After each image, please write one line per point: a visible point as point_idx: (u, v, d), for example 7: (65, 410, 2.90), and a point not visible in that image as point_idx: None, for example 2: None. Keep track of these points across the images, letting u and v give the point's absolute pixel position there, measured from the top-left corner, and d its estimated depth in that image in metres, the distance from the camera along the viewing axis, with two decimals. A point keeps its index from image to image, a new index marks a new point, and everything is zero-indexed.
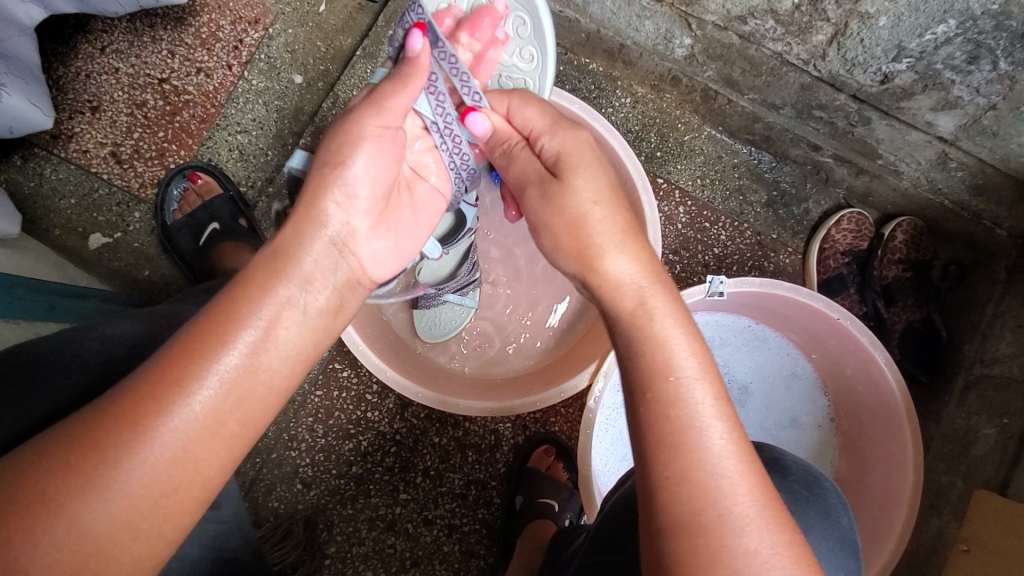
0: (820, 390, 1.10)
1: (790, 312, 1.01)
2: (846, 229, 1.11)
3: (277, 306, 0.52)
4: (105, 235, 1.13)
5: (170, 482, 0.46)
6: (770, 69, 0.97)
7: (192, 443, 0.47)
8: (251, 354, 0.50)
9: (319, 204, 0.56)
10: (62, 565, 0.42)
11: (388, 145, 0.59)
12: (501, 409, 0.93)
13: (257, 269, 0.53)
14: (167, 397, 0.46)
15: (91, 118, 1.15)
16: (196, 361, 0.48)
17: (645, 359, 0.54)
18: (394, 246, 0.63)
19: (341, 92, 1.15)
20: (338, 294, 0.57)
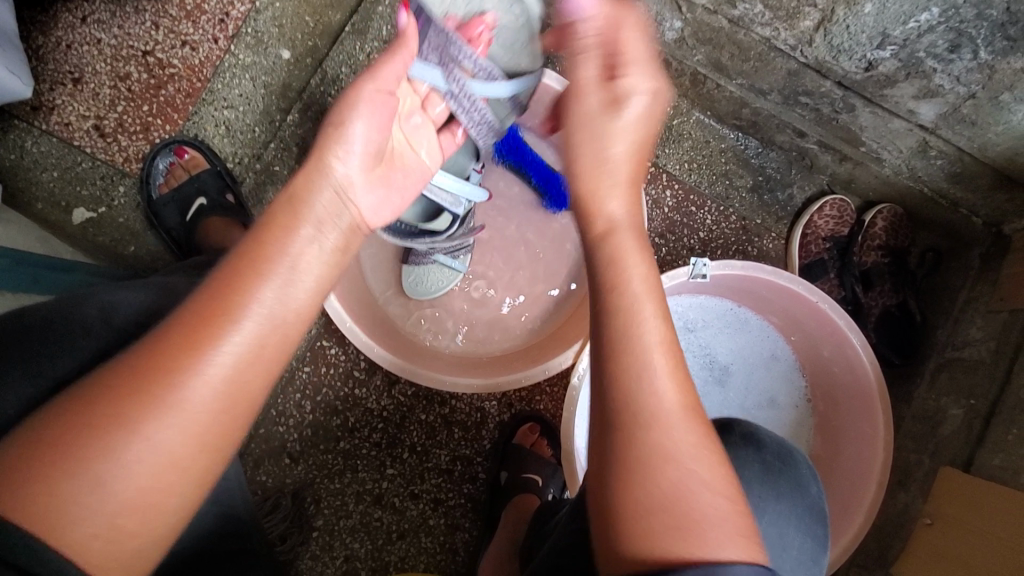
0: (798, 371, 1.11)
1: (771, 295, 1.03)
2: (828, 215, 1.13)
3: (297, 249, 0.56)
4: (89, 210, 1.11)
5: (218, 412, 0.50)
6: (759, 54, 0.97)
7: (242, 366, 0.51)
8: (279, 284, 0.54)
9: (323, 158, 0.60)
10: (143, 475, 0.46)
11: (381, 107, 0.63)
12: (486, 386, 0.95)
13: (274, 216, 0.57)
14: (216, 326, 0.50)
15: (73, 90, 1.13)
16: (234, 292, 0.52)
17: (606, 294, 0.57)
18: (388, 194, 0.66)
19: (330, 69, 1.14)
20: (343, 238, 0.60)
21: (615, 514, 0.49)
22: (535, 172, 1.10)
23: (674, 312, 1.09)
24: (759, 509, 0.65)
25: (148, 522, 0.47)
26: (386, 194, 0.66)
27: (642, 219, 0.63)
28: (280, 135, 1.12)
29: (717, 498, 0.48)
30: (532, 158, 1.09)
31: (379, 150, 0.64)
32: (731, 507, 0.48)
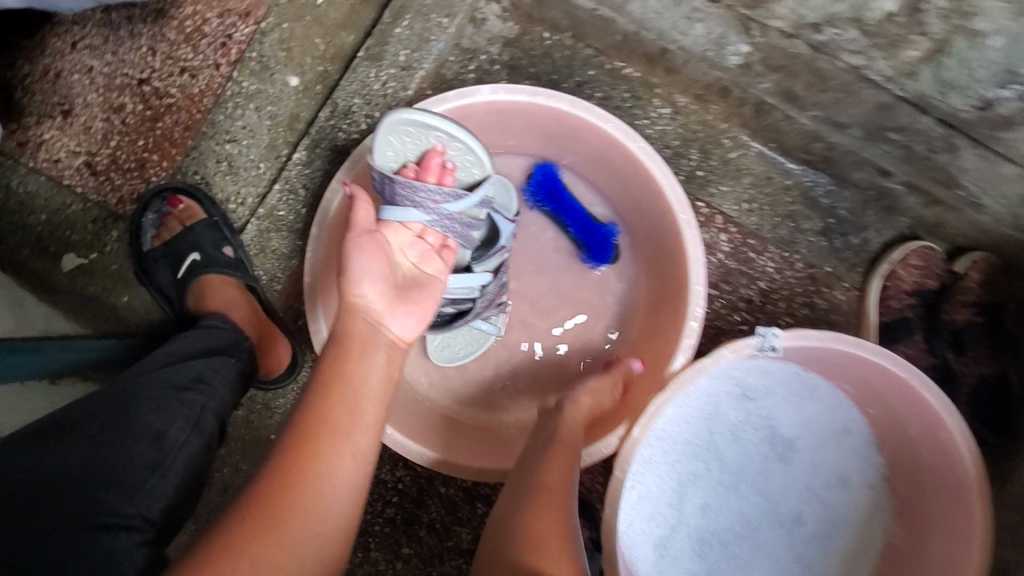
0: (875, 447, 0.92)
1: (848, 365, 0.86)
2: (912, 265, 0.98)
3: (367, 370, 0.68)
4: (80, 257, 1.00)
5: (330, 516, 0.57)
6: (842, 84, 0.83)
7: (351, 455, 0.61)
8: (358, 383, 0.66)
9: (349, 295, 0.72)
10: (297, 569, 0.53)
11: (372, 247, 0.74)
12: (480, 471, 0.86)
13: (328, 353, 0.68)
14: (319, 429, 0.60)
15: (62, 124, 1.03)
16: (325, 402, 0.62)
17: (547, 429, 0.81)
18: (417, 314, 0.76)
19: (340, 99, 1.00)
20: (387, 351, 0.71)
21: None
22: (574, 220, 0.97)
23: (730, 377, 0.92)
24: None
25: None
26: (414, 310, 0.75)
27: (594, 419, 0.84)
28: (284, 175, 0.99)
29: None
30: (570, 204, 0.96)
31: (391, 279, 0.75)
32: None
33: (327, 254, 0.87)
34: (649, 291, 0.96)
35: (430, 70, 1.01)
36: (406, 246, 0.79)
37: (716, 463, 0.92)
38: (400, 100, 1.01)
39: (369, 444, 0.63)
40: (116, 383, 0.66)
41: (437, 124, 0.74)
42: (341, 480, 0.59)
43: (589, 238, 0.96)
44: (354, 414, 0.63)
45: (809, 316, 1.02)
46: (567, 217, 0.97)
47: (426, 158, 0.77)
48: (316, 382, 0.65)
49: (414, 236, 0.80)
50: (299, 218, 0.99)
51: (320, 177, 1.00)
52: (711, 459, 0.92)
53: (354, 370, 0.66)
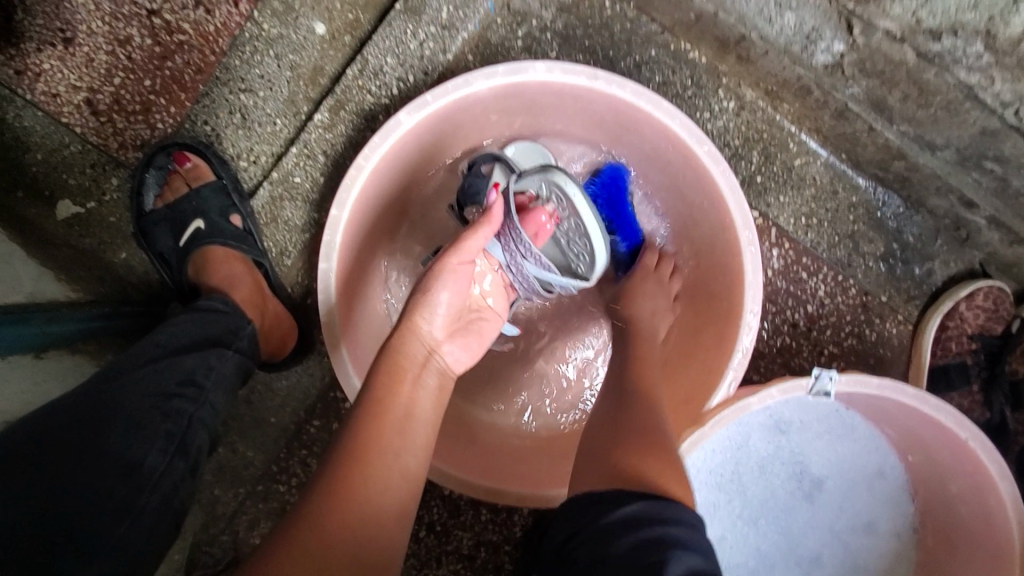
0: (906, 494, 0.90)
1: (897, 412, 0.82)
2: (978, 306, 0.89)
3: (424, 392, 0.63)
4: (76, 205, 0.93)
5: (373, 549, 0.54)
6: (947, 102, 0.73)
7: (394, 481, 0.57)
8: (407, 406, 0.61)
9: (415, 322, 0.65)
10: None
11: (461, 278, 0.69)
12: (504, 497, 0.78)
13: (379, 369, 0.62)
14: (366, 451, 0.56)
15: (62, 53, 0.93)
16: (375, 423, 0.58)
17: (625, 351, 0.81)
18: (473, 346, 0.71)
19: (371, 55, 0.89)
20: (439, 378, 0.66)
21: None
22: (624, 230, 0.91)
23: (767, 409, 0.87)
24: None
25: None
26: (464, 347, 0.70)
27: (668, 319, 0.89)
28: (303, 137, 0.89)
29: None
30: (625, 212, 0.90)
31: (458, 312, 0.70)
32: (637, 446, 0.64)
33: (351, 240, 0.79)
34: (691, 307, 0.89)
35: (473, 32, 0.89)
36: (485, 276, 0.75)
37: (738, 494, 0.91)
38: (436, 63, 0.90)
39: (417, 466, 0.60)
40: (92, 389, 0.61)
41: (591, 236, 0.74)
42: (388, 510, 0.56)
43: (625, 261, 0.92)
44: (403, 438, 0.59)
45: (855, 347, 0.94)
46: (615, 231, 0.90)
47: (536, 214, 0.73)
48: (367, 399, 0.60)
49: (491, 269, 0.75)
50: (316, 188, 0.90)
51: (343, 144, 0.90)
52: (734, 490, 0.91)
53: (408, 394, 0.62)
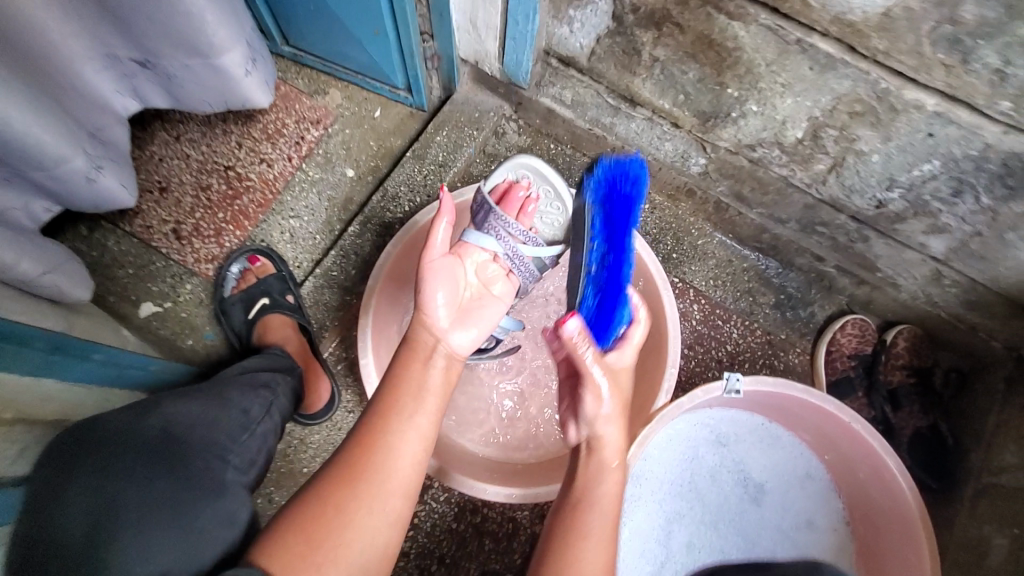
0: (834, 493, 1.09)
1: (802, 412, 1.04)
2: (850, 333, 1.18)
3: (434, 372, 0.82)
4: (156, 304, 1.20)
5: (397, 478, 0.70)
6: (777, 189, 1.09)
7: (411, 437, 0.74)
8: (420, 382, 0.80)
9: (417, 319, 0.87)
10: (367, 513, 0.66)
11: (442, 273, 0.90)
12: (475, 488, 0.96)
13: (401, 356, 0.84)
14: (387, 419, 0.74)
15: (158, 198, 1.27)
16: (395, 395, 0.77)
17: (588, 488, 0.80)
18: (473, 332, 0.90)
19: (389, 186, 1.25)
20: (446, 361, 0.85)
21: None
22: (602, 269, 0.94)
23: (706, 424, 1.10)
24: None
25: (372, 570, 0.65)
26: (467, 327, 0.90)
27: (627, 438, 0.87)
28: (340, 244, 1.22)
29: None
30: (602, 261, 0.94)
31: (456, 301, 0.91)
32: None
33: (379, 311, 1.09)
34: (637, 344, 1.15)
35: (461, 168, 1.28)
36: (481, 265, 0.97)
37: (698, 502, 1.09)
38: (435, 189, 1.27)
39: (430, 425, 0.77)
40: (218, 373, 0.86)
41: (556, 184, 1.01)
42: (404, 458, 0.72)
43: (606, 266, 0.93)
44: (416, 402, 0.77)
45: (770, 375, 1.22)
46: (599, 233, 0.93)
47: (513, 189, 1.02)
48: (388, 384, 0.79)
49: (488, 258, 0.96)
50: (348, 279, 1.20)
51: (368, 247, 1.22)
52: (693, 498, 1.10)
53: (420, 370, 0.82)
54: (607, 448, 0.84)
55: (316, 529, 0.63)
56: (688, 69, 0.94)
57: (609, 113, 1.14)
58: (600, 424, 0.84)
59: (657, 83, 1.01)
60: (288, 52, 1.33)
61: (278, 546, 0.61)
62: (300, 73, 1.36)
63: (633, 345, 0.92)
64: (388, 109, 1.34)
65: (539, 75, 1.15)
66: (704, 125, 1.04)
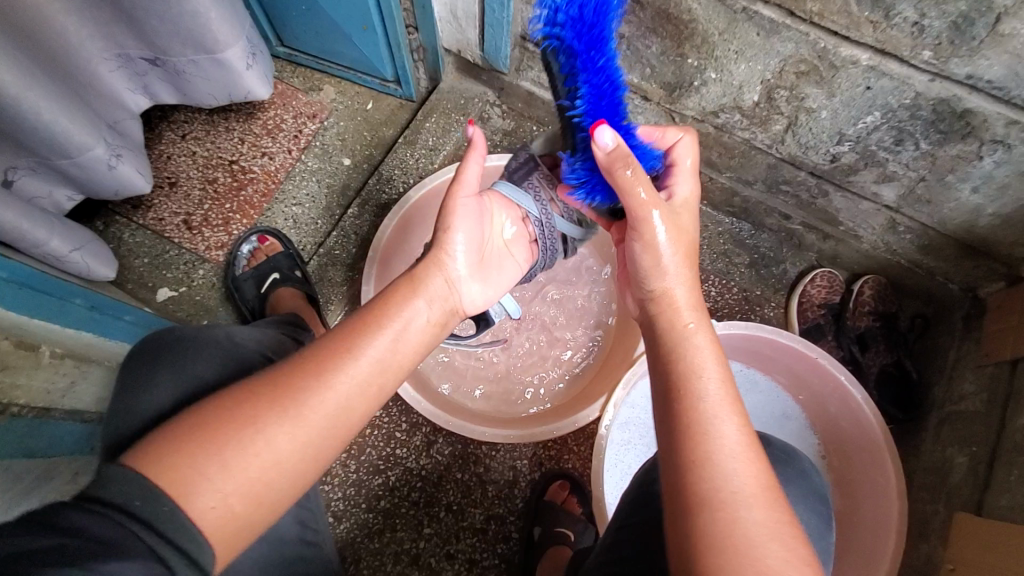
0: (810, 429, 1.18)
1: (775, 354, 1.13)
2: (819, 285, 1.27)
3: (410, 315, 0.70)
4: (172, 290, 1.29)
5: (324, 423, 0.59)
6: (741, 152, 1.18)
7: (358, 382, 0.62)
8: (398, 325, 0.68)
9: (440, 254, 0.81)
10: (265, 457, 0.55)
11: (468, 212, 0.86)
12: (476, 432, 1.04)
13: (397, 289, 0.74)
14: (343, 354, 0.63)
15: (168, 192, 1.36)
16: (362, 334, 0.65)
17: (680, 364, 0.64)
18: (492, 291, 0.90)
19: (384, 171, 1.35)
20: (443, 314, 0.76)
21: (690, 548, 0.53)
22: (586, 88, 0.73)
23: None
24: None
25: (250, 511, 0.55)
26: (485, 283, 0.88)
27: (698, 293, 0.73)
28: (341, 226, 1.31)
29: (758, 518, 0.53)
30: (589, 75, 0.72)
31: (477, 246, 0.87)
32: (778, 547, 0.52)
33: (382, 286, 1.19)
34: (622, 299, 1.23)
35: (450, 151, 1.37)
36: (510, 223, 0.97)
37: None
38: (427, 171, 1.36)
39: (385, 373, 0.65)
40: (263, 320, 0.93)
41: None
42: (336, 404, 0.60)
43: (595, 109, 0.76)
44: (377, 344, 0.65)
45: None
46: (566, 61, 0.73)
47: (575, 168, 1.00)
48: (362, 318, 0.68)
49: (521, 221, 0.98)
50: (349, 257, 1.30)
51: (367, 227, 1.31)
52: None
53: (405, 306, 0.71)
54: (679, 310, 0.70)
55: (218, 446, 0.54)
56: (651, 44, 1.04)
57: None
58: (660, 278, 0.72)
59: (624, 60, 1.10)
60: (284, 52, 1.42)
61: (172, 450, 0.53)
62: (294, 72, 1.46)
63: (687, 174, 0.78)
64: (379, 101, 1.43)
65: (518, 60, 1.24)
66: (670, 96, 1.13)
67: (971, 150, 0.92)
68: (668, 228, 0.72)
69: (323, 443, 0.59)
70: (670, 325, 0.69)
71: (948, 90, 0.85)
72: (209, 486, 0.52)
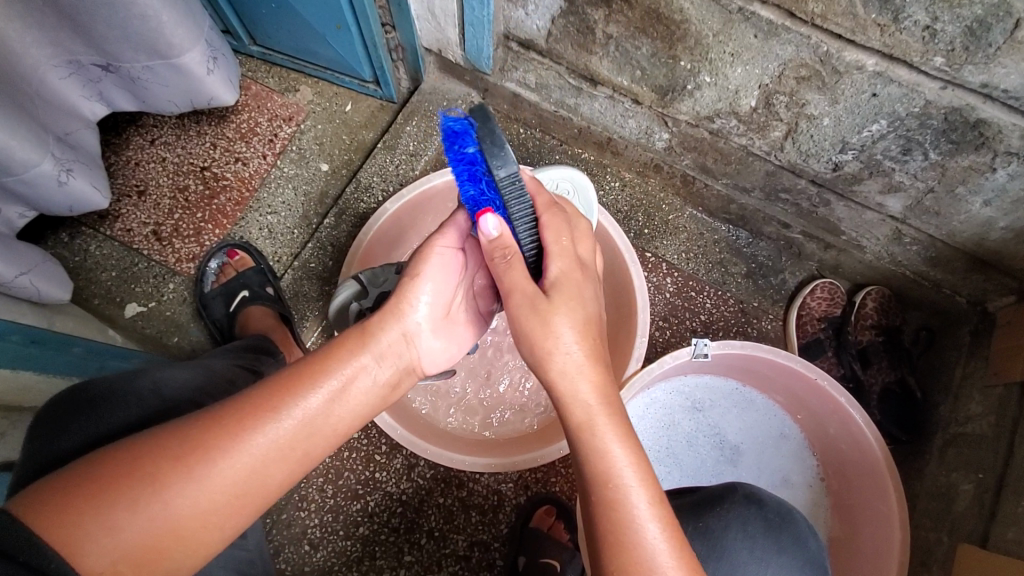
0: (808, 450, 1.13)
1: (772, 374, 1.07)
2: (820, 297, 1.21)
3: (355, 374, 0.62)
4: (140, 305, 1.23)
5: (240, 488, 0.54)
6: (738, 159, 1.11)
7: (280, 444, 0.56)
8: (332, 388, 0.60)
9: (401, 305, 0.70)
10: (162, 519, 0.51)
11: (445, 262, 0.75)
12: (452, 461, 0.99)
13: (348, 337, 0.65)
14: (267, 416, 0.56)
15: (137, 201, 1.29)
16: (289, 396, 0.58)
17: (605, 477, 0.58)
18: (450, 351, 0.77)
19: (362, 178, 1.28)
20: (397, 373, 0.68)
21: None
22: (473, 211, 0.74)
23: (680, 392, 1.15)
24: (717, 549, 0.77)
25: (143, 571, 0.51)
26: (444, 345, 0.75)
27: (611, 390, 0.63)
28: (317, 236, 1.25)
29: None
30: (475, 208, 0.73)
31: (446, 301, 0.75)
32: None
33: None
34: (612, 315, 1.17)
35: (431, 156, 1.30)
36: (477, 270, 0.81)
37: (675, 465, 1.14)
38: (407, 178, 1.29)
39: (314, 435, 0.59)
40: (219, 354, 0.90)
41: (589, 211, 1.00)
42: (246, 470, 0.55)
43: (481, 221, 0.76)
44: (303, 408, 0.58)
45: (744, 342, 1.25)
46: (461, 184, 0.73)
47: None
48: (294, 372, 0.60)
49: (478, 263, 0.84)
50: (326, 269, 1.24)
51: (344, 238, 1.25)
52: (670, 463, 1.14)
53: (342, 360, 0.62)
54: (577, 400, 0.61)
55: (114, 505, 0.49)
56: (641, 45, 0.96)
57: (573, 93, 1.17)
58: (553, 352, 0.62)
59: (613, 61, 1.03)
60: (257, 51, 1.35)
61: (63, 505, 0.48)
62: (269, 71, 1.38)
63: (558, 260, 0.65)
64: (358, 103, 1.36)
65: (501, 60, 1.17)
66: (662, 99, 1.06)
67: (984, 162, 0.85)
68: (567, 312, 0.63)
69: (230, 505, 0.54)
70: (586, 431, 0.60)
71: (961, 99, 0.78)
72: (105, 539, 0.49)
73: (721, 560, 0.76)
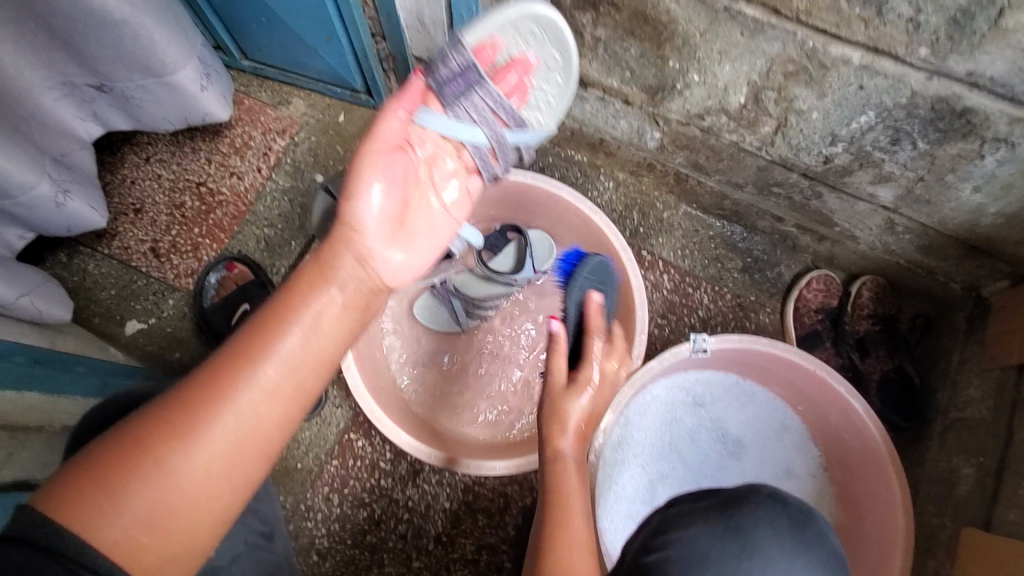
0: (810, 441, 1.14)
1: (773, 367, 1.08)
2: (816, 289, 1.23)
3: (321, 306, 0.68)
4: (141, 322, 1.23)
5: (241, 430, 0.58)
6: (730, 155, 1.12)
7: (268, 383, 0.60)
8: (302, 325, 0.65)
9: (347, 237, 0.74)
10: (176, 475, 0.55)
11: (389, 173, 0.78)
12: (460, 466, 1.01)
13: (304, 280, 0.69)
14: (249, 361, 0.60)
15: (133, 219, 1.30)
16: (265, 339, 0.62)
17: (553, 486, 0.74)
18: (410, 262, 0.81)
19: None
20: (360, 300, 0.72)
21: None
22: None
23: (681, 387, 1.16)
24: (747, 545, 0.69)
25: (162, 535, 0.54)
26: (404, 255, 0.80)
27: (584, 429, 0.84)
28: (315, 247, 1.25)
29: None
30: None
31: (396, 212, 0.79)
32: None
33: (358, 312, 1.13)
34: None
35: None
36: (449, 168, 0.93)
37: (679, 461, 1.15)
38: None
39: (297, 369, 0.63)
40: None
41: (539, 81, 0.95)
42: (244, 413, 0.59)
43: None
44: (279, 346, 0.62)
45: None
46: None
47: (520, 62, 0.91)
48: (264, 319, 0.64)
49: (460, 165, 0.94)
50: None
51: None
52: (675, 459, 1.15)
53: (310, 302, 0.67)
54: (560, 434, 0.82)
55: (126, 477, 0.53)
56: (629, 46, 0.97)
57: None
58: None
59: (603, 63, 1.04)
60: (248, 66, 1.35)
61: (80, 494, 0.51)
62: (261, 85, 1.39)
63: None
64: (351, 113, 1.37)
65: None
66: (653, 99, 1.07)
67: (972, 149, 0.87)
68: None
69: (234, 448, 0.58)
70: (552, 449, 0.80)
71: (947, 88, 0.80)
72: (119, 508, 0.52)
73: (754, 557, 0.68)
